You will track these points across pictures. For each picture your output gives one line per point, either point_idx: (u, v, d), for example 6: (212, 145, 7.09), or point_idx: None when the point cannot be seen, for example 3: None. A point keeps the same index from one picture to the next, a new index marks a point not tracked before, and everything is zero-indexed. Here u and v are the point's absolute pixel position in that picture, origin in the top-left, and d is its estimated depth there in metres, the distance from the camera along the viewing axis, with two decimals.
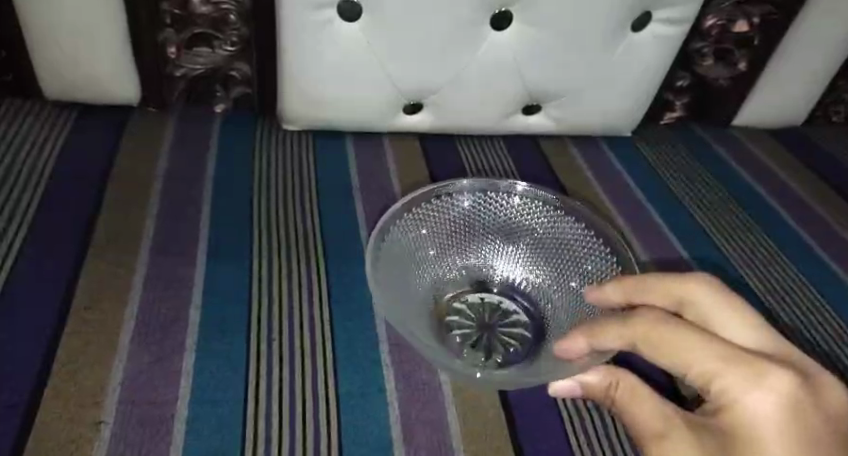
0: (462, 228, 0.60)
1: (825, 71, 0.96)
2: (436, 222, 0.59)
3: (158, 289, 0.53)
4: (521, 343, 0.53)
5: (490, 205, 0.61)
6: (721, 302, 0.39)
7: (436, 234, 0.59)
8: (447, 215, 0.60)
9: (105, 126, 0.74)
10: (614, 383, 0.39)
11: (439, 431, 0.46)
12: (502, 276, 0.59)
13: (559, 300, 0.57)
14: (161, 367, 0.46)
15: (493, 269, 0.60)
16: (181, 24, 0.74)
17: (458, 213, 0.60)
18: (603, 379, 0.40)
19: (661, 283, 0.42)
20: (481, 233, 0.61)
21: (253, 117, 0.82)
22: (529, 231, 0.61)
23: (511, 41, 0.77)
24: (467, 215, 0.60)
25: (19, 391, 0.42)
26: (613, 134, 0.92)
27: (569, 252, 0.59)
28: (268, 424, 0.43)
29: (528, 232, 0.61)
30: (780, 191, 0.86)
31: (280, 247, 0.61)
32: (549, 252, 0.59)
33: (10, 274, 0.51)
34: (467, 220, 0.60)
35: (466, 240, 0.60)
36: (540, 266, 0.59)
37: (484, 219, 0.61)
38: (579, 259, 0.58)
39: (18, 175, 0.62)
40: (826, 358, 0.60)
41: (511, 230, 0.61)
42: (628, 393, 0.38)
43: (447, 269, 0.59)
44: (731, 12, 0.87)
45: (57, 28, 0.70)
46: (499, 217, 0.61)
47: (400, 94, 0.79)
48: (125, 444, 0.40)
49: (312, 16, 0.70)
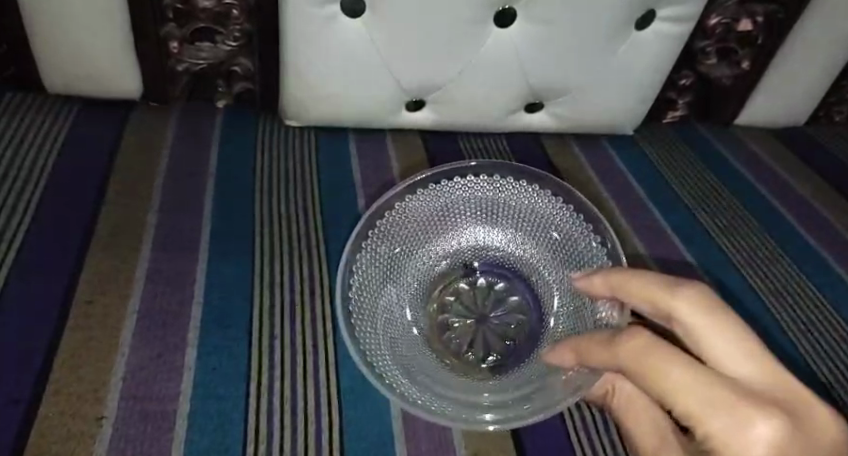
0: (435, 217, 0.55)
1: (829, 71, 0.96)
2: (403, 224, 0.54)
3: (160, 284, 0.53)
4: (517, 338, 0.53)
5: (461, 190, 0.55)
6: (715, 314, 0.33)
7: (407, 232, 0.54)
8: (416, 211, 0.55)
9: (107, 120, 0.74)
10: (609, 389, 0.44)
11: (442, 428, 0.46)
12: (488, 259, 0.56)
13: (551, 275, 0.54)
14: (163, 363, 0.46)
15: (477, 252, 0.56)
16: (184, 19, 0.74)
17: (427, 207, 0.55)
18: (599, 386, 0.44)
19: (653, 285, 0.37)
20: (457, 218, 0.56)
21: (255, 112, 0.82)
22: (506, 209, 0.56)
23: (514, 39, 0.77)
24: (435, 206, 0.55)
25: (21, 387, 0.42)
26: (616, 131, 0.92)
27: (553, 224, 0.55)
28: (270, 421, 0.43)
29: (509, 208, 0.56)
30: (785, 191, 0.86)
31: (283, 243, 0.60)
32: (533, 228, 0.55)
33: (12, 268, 0.51)
34: (438, 209, 0.55)
35: (442, 228, 0.56)
36: (526, 238, 0.55)
37: (457, 204, 0.55)
38: (567, 228, 0.54)
39: (20, 169, 0.62)
40: (824, 359, 0.61)
41: (489, 208, 0.56)
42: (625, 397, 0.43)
43: (429, 264, 0.55)
44: (734, 11, 0.87)
45: (58, 22, 0.70)
46: (472, 198, 0.55)
47: (402, 91, 0.79)
48: (127, 440, 0.40)
49: (314, 12, 0.69)
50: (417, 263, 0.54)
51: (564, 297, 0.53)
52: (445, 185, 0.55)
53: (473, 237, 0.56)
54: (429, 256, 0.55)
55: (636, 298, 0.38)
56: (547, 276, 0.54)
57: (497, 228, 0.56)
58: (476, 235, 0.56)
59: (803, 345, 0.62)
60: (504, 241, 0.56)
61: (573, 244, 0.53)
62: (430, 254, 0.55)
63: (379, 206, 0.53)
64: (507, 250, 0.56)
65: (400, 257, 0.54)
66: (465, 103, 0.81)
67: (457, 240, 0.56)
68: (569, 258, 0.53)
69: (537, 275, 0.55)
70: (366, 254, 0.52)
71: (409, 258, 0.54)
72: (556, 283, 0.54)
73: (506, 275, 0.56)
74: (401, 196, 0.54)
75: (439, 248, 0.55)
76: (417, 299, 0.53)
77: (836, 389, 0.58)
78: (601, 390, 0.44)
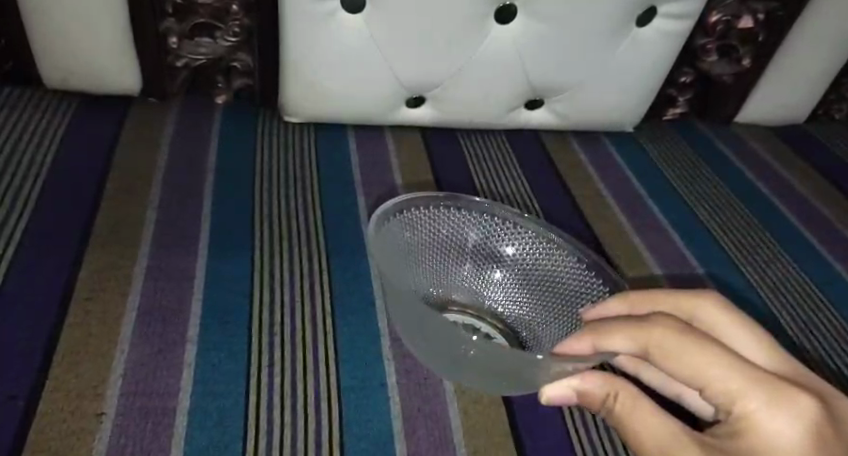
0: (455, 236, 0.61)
1: (829, 68, 0.96)
2: (429, 234, 0.60)
3: (161, 280, 0.53)
4: None
5: (486, 224, 0.61)
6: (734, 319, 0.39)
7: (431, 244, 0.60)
8: (444, 222, 0.60)
9: (106, 115, 0.74)
10: (612, 393, 0.39)
11: (441, 427, 0.45)
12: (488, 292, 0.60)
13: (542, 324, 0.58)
14: (163, 359, 0.46)
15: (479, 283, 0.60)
16: (183, 13, 0.74)
17: (452, 227, 0.61)
18: (601, 388, 0.40)
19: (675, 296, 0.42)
20: (471, 251, 0.61)
21: (254, 108, 0.82)
22: (519, 261, 0.61)
23: (515, 35, 0.76)
24: (465, 228, 0.61)
25: (21, 382, 0.41)
26: (615, 129, 0.92)
27: (557, 292, 0.58)
28: (270, 419, 0.43)
29: (520, 262, 0.61)
30: (785, 190, 0.86)
31: (282, 240, 0.60)
32: (535, 287, 0.59)
33: (12, 263, 0.51)
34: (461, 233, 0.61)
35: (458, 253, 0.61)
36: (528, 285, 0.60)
37: (477, 238, 0.61)
38: (570, 283, 0.58)
39: (18, 164, 0.62)
40: (826, 357, 0.60)
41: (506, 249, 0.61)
42: (626, 402, 0.38)
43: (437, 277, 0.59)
44: (735, 7, 0.87)
45: (57, 16, 0.70)
46: (490, 240, 0.61)
47: (403, 87, 0.78)
48: (126, 436, 0.40)
49: (314, 7, 0.69)
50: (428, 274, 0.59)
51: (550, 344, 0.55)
52: (486, 214, 0.61)
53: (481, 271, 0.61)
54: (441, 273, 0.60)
55: (662, 308, 0.42)
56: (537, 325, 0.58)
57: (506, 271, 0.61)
58: (485, 270, 0.61)
59: (804, 342, 0.61)
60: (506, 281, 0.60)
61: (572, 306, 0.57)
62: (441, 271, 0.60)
63: (419, 198, 0.59)
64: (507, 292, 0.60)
65: (415, 253, 0.58)
66: (465, 99, 0.81)
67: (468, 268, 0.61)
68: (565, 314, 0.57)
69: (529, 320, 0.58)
70: (395, 226, 0.55)
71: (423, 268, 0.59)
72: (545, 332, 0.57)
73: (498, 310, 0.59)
74: (439, 202, 0.60)
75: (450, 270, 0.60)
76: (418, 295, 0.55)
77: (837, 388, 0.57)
78: (601, 393, 0.40)
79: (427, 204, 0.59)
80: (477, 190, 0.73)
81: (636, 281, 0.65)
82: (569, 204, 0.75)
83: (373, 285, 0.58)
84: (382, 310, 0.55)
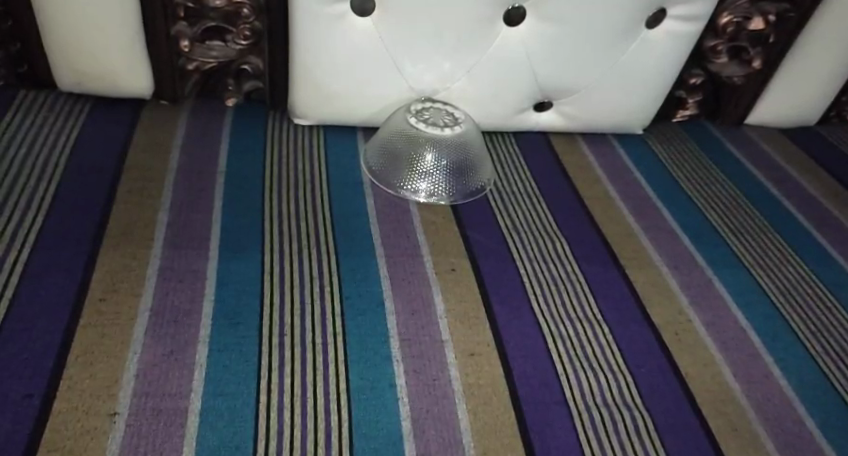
0: (424, 179, 0.72)
1: (843, 66, 0.94)
2: (416, 165, 0.73)
3: (172, 281, 0.53)
4: (509, 350, 0.53)
5: (456, 190, 0.73)
6: None
7: (395, 143, 0.75)
8: (430, 170, 0.73)
9: (119, 118, 0.75)
10: None
11: (450, 428, 0.45)
12: None
13: (563, 322, 0.57)
14: (175, 359, 0.46)
15: None
16: (194, 18, 0.75)
17: (430, 174, 0.73)
18: None
19: None
20: (440, 186, 0.72)
21: (264, 111, 0.83)
22: (516, 204, 0.73)
23: (523, 37, 0.77)
24: (439, 175, 0.73)
25: (37, 382, 0.42)
26: (624, 131, 0.92)
27: (550, 221, 0.71)
28: (280, 418, 0.43)
29: (509, 210, 0.71)
30: (796, 192, 0.85)
31: (292, 239, 0.61)
32: (520, 217, 0.71)
33: (25, 266, 0.51)
34: (428, 171, 0.73)
35: (460, 138, 0.75)
36: (548, 279, 0.62)
37: (439, 188, 0.72)
38: (573, 221, 0.72)
39: (33, 166, 0.63)
40: (837, 359, 0.59)
41: (473, 170, 0.75)
42: None
43: (437, 109, 0.77)
44: (746, 9, 0.85)
45: (69, 21, 0.70)
46: (454, 196, 0.72)
47: (411, 89, 0.79)
48: (139, 435, 0.40)
49: (323, 11, 0.70)
50: (409, 111, 0.76)
51: (574, 344, 0.55)
52: (466, 189, 0.73)
53: (424, 182, 0.72)
54: (436, 121, 0.75)
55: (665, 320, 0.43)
56: (559, 324, 0.57)
57: (456, 192, 0.72)
58: (417, 181, 0.72)
59: (811, 342, 0.61)
60: (527, 276, 0.62)
61: (590, 304, 0.60)
62: (436, 114, 0.76)
63: (443, 149, 0.74)
64: (526, 284, 0.61)
65: (417, 158, 0.73)
66: (472, 102, 0.81)
67: (411, 168, 0.73)
68: (582, 313, 0.59)
69: (550, 318, 0.57)
70: (425, 135, 0.73)
71: (388, 130, 0.76)
72: (568, 331, 0.56)
73: (515, 305, 0.58)
74: (438, 160, 0.73)
75: (446, 139, 0.74)
76: (412, 160, 0.73)
77: (843, 389, 0.56)
78: None
79: (443, 157, 0.74)
80: (486, 193, 0.74)
81: (644, 282, 0.65)
82: (579, 206, 0.74)
83: (383, 286, 0.58)
84: (392, 311, 0.55)
